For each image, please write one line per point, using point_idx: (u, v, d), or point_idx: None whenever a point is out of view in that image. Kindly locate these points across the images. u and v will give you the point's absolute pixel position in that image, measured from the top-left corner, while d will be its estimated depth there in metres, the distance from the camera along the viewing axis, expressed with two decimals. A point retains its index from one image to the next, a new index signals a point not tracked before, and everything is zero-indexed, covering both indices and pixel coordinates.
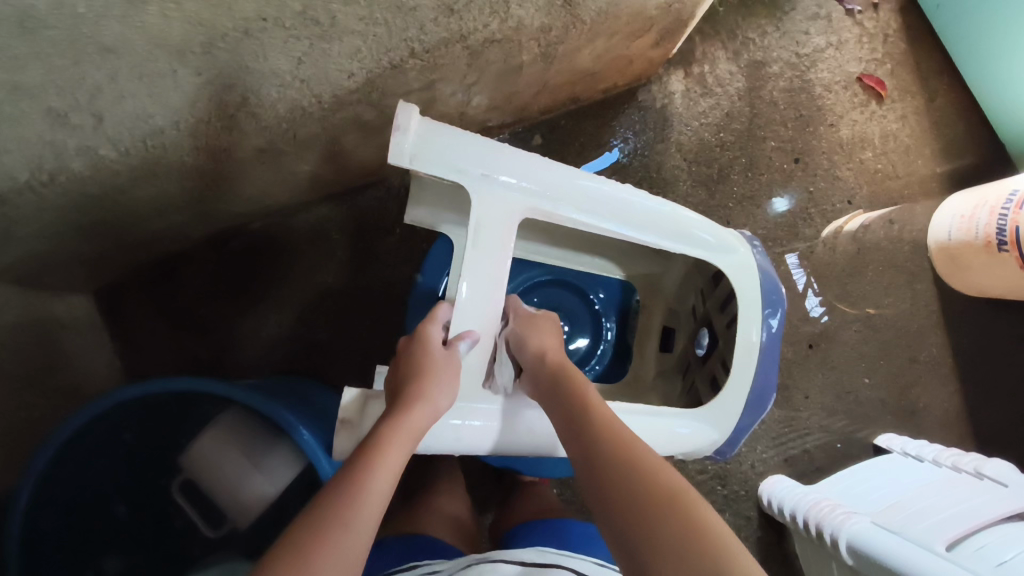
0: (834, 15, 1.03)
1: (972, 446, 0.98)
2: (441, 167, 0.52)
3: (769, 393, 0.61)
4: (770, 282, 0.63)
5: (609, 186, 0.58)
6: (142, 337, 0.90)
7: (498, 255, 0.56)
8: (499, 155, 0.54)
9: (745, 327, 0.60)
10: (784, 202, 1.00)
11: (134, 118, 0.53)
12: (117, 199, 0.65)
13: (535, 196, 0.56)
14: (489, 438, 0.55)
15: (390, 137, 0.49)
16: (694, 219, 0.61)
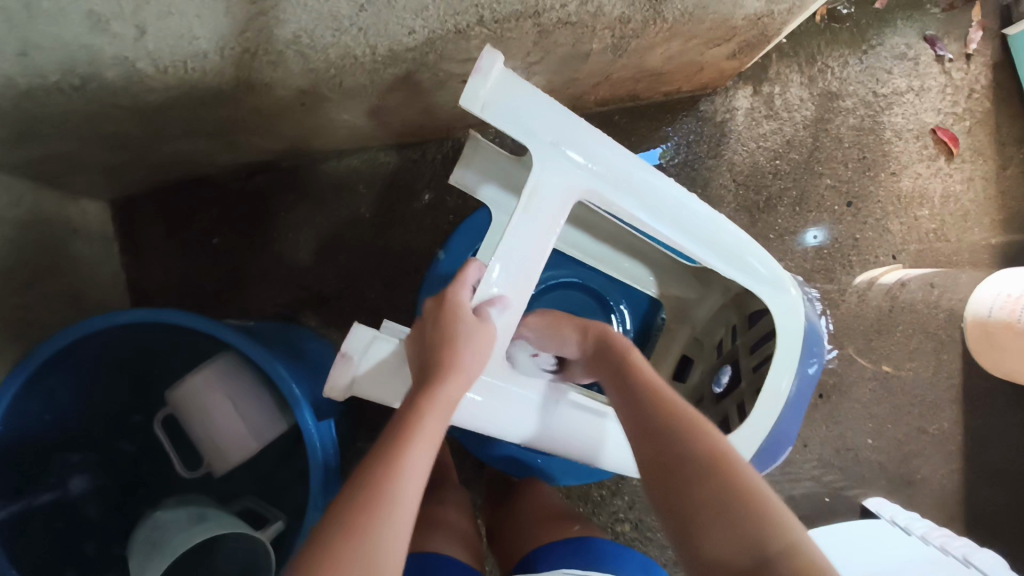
0: (922, 59, 0.97)
1: (962, 528, 0.96)
2: (511, 124, 0.49)
3: (783, 447, 0.59)
4: (813, 336, 0.60)
5: (677, 189, 0.55)
6: (150, 254, 0.89)
7: (543, 233, 0.52)
8: (573, 127, 0.51)
9: (776, 374, 0.57)
10: (816, 234, 0.95)
11: (177, 37, 0.49)
12: (147, 114, 0.62)
13: (597, 182, 0.52)
14: (522, 422, 0.55)
15: (467, 78, 0.47)
16: (750, 247, 0.58)
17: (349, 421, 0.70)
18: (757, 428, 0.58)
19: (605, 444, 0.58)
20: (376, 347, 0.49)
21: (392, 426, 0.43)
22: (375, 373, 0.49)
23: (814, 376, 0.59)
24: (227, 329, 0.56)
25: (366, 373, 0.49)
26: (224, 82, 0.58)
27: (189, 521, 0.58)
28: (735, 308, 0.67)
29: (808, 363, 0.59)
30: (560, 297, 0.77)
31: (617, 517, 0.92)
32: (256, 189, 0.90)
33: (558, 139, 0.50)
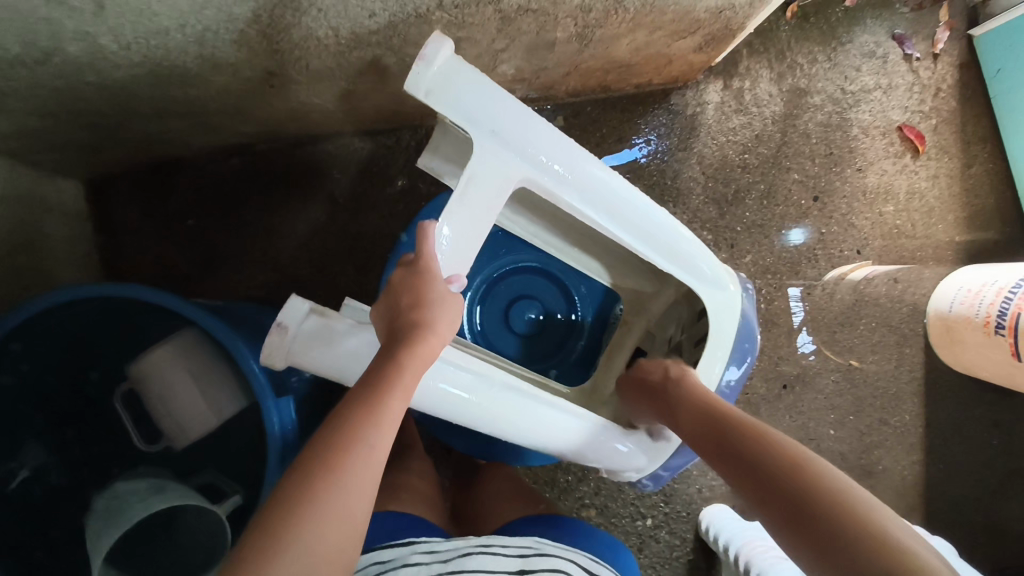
0: (890, 57, 0.99)
1: (920, 519, 0.98)
2: (454, 110, 0.50)
3: None
4: (747, 331, 0.65)
5: (622, 185, 0.56)
6: (124, 234, 0.89)
7: (483, 218, 0.54)
8: (520, 119, 0.52)
9: (709, 366, 0.62)
10: (799, 234, 0.97)
11: (137, 14, 0.50)
12: (115, 93, 0.63)
13: (540, 172, 0.53)
14: (468, 411, 0.55)
15: (412, 64, 0.48)
16: (693, 245, 0.60)
17: (312, 398, 0.72)
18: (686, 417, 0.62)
19: (549, 434, 0.59)
20: (310, 321, 0.50)
21: (371, 376, 0.45)
22: (307, 344, 0.50)
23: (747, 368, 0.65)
24: (187, 303, 0.57)
25: (301, 346, 0.50)
26: (190, 60, 0.59)
27: (147, 491, 0.59)
28: (687, 304, 0.68)
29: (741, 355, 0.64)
30: (523, 279, 0.79)
31: (583, 502, 0.94)
32: (232, 172, 0.91)
33: (502, 128, 0.51)
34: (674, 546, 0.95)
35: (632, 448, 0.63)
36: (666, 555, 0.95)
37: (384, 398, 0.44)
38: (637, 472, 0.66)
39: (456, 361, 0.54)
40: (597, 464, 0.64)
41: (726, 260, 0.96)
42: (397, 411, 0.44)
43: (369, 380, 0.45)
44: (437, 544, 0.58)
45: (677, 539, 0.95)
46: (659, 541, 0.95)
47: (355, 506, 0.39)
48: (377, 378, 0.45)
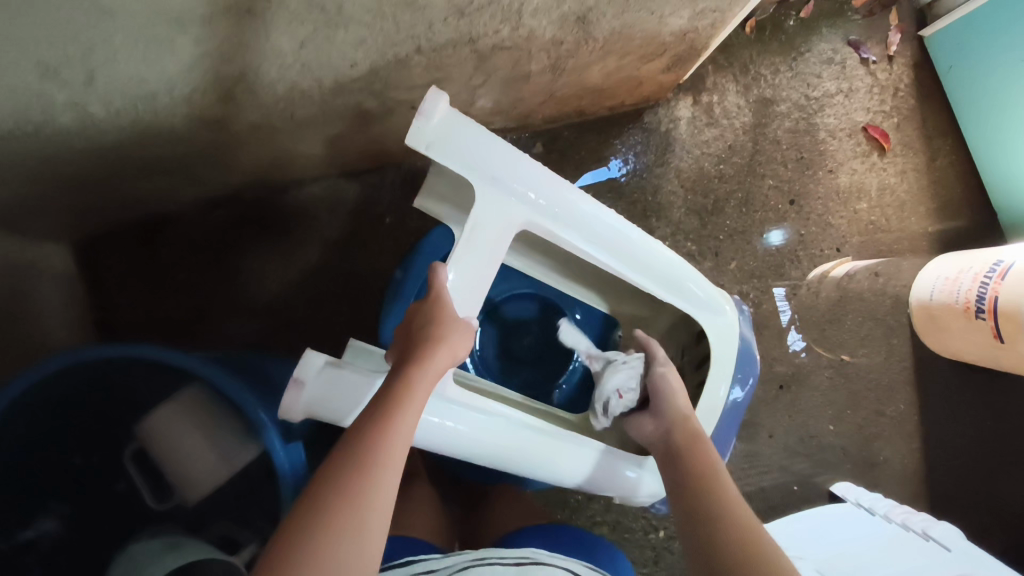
0: (848, 62, 1.03)
1: (925, 506, 1.00)
2: (455, 159, 0.52)
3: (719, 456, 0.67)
4: (750, 358, 0.68)
5: (617, 222, 0.58)
6: (116, 292, 0.90)
7: (487, 263, 0.55)
8: (517, 164, 0.54)
9: (714, 388, 0.64)
10: (779, 236, 1.00)
11: (127, 81, 0.50)
12: (105, 155, 0.64)
13: (540, 213, 0.56)
14: (474, 445, 0.56)
15: (413, 118, 0.50)
16: (688, 272, 0.63)
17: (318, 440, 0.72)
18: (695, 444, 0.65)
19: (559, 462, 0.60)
20: (325, 373, 0.51)
21: (387, 388, 0.47)
22: (323, 396, 0.51)
23: (750, 393, 0.67)
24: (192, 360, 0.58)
25: (319, 398, 0.51)
26: (178, 119, 0.60)
27: (164, 547, 0.59)
28: (685, 326, 0.70)
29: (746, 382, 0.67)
30: (519, 308, 0.80)
31: (594, 520, 0.94)
32: (220, 223, 0.92)
33: (501, 174, 0.53)
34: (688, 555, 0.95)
35: (639, 473, 0.64)
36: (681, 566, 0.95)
37: (409, 411, 0.46)
38: (653, 497, 0.66)
39: (470, 402, 0.55)
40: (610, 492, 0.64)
41: (711, 269, 0.99)
42: (412, 420, 0.46)
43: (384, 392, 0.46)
44: (435, 562, 0.58)
45: None
46: (673, 552, 0.95)
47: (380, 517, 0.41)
48: (392, 388, 0.46)
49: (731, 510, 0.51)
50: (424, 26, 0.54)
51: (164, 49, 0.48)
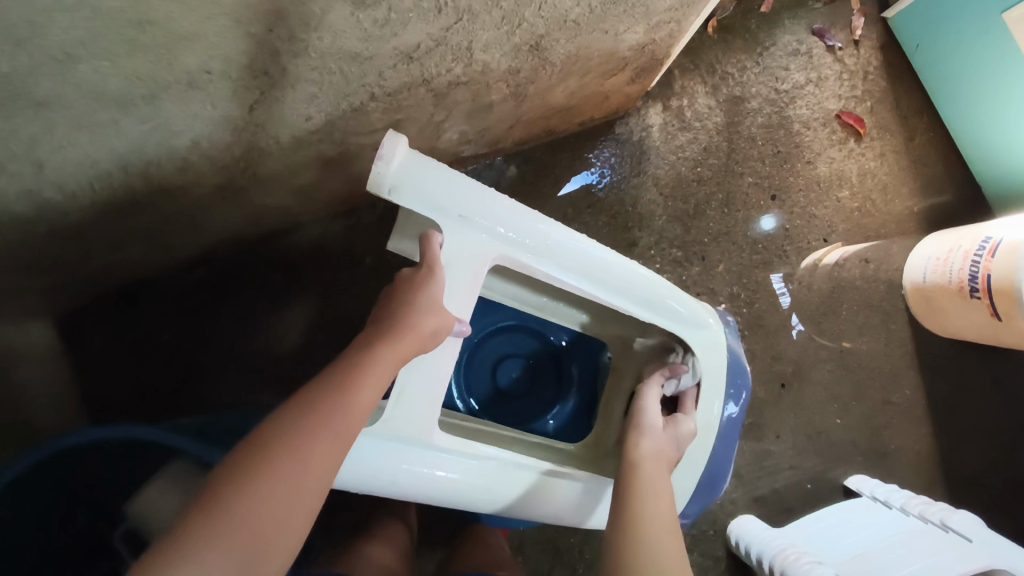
0: (814, 51, 1.03)
1: (941, 490, 0.98)
2: (420, 201, 0.50)
3: (722, 475, 0.67)
4: (737, 368, 0.68)
5: (594, 249, 0.58)
6: (100, 364, 0.88)
7: (465, 301, 0.54)
8: (486, 202, 0.52)
9: (708, 406, 0.64)
10: (772, 221, 1.00)
11: (77, 164, 0.49)
12: (69, 234, 0.63)
13: (514, 247, 0.55)
14: (460, 492, 0.55)
15: (373, 164, 0.48)
16: (670, 290, 0.62)
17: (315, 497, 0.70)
18: (695, 465, 0.64)
19: (548, 500, 0.59)
20: None
21: (349, 356, 0.48)
22: None
23: (743, 404, 0.68)
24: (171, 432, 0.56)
25: None
26: (137, 192, 0.59)
27: None
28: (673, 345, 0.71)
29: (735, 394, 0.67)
30: (507, 341, 0.79)
31: None
32: (200, 282, 0.90)
33: (471, 212, 0.52)
34: (708, 567, 0.93)
35: None
36: None
37: (367, 381, 0.47)
38: None
39: (460, 450, 0.55)
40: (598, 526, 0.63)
41: (700, 273, 0.97)
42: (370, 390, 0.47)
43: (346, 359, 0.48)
44: None
45: (711, 559, 0.93)
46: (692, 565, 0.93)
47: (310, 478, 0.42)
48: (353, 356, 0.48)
49: (655, 542, 0.48)
50: (373, 74, 0.53)
51: (109, 130, 0.47)
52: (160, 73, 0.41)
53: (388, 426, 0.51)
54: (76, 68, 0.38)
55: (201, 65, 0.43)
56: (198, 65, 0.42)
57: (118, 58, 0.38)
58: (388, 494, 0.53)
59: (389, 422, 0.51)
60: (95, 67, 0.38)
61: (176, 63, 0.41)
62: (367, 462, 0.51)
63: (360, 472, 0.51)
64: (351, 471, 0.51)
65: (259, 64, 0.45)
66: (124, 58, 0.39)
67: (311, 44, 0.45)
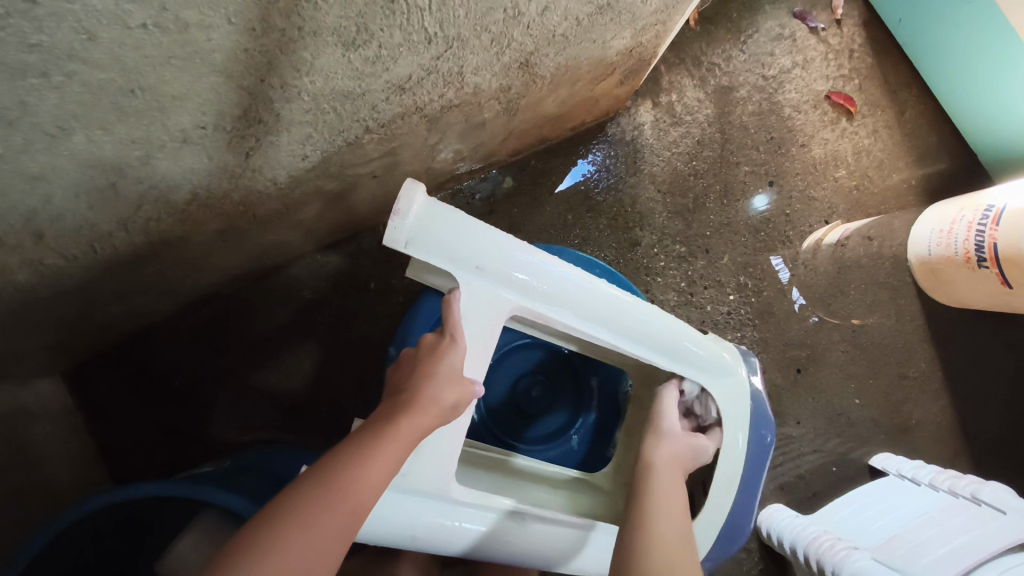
0: (798, 34, 1.02)
1: (965, 459, 0.98)
2: (436, 253, 0.50)
3: (746, 523, 0.64)
4: (762, 414, 0.65)
5: (613, 296, 0.57)
6: (114, 415, 0.87)
7: (479, 351, 0.55)
8: (501, 252, 0.52)
9: (731, 438, 0.64)
10: (764, 200, 0.99)
11: (77, 230, 0.49)
12: (75, 297, 0.63)
13: (529, 298, 0.55)
14: (478, 543, 0.55)
15: (389, 218, 0.48)
16: (688, 332, 0.61)
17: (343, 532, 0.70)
18: (717, 510, 0.63)
19: (565, 546, 0.59)
20: None
21: (379, 417, 0.50)
22: None
23: (766, 450, 0.65)
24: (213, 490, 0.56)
25: None
26: (138, 247, 0.59)
27: None
28: None
29: (758, 439, 0.65)
30: (526, 360, 0.79)
31: None
32: (206, 322, 0.89)
33: (486, 264, 0.52)
34: (742, 560, 0.93)
35: None
36: (737, 572, 0.93)
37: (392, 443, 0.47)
38: None
39: (479, 502, 0.56)
40: None
41: (705, 267, 0.97)
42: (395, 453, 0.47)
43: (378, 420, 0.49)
44: None
45: (743, 552, 0.93)
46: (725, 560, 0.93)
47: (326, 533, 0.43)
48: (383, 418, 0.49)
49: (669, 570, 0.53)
50: (366, 109, 0.52)
51: (107, 194, 0.46)
52: (152, 133, 0.41)
53: (408, 480, 0.52)
54: (69, 139, 0.37)
55: (194, 121, 0.42)
56: (191, 122, 0.42)
57: (110, 124, 0.38)
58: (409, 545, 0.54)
59: (407, 477, 0.52)
60: (88, 136, 0.38)
61: (168, 122, 0.41)
62: (388, 516, 0.52)
63: (380, 525, 0.52)
64: (372, 524, 0.52)
65: (252, 114, 0.44)
66: (116, 125, 0.38)
67: (303, 89, 0.44)
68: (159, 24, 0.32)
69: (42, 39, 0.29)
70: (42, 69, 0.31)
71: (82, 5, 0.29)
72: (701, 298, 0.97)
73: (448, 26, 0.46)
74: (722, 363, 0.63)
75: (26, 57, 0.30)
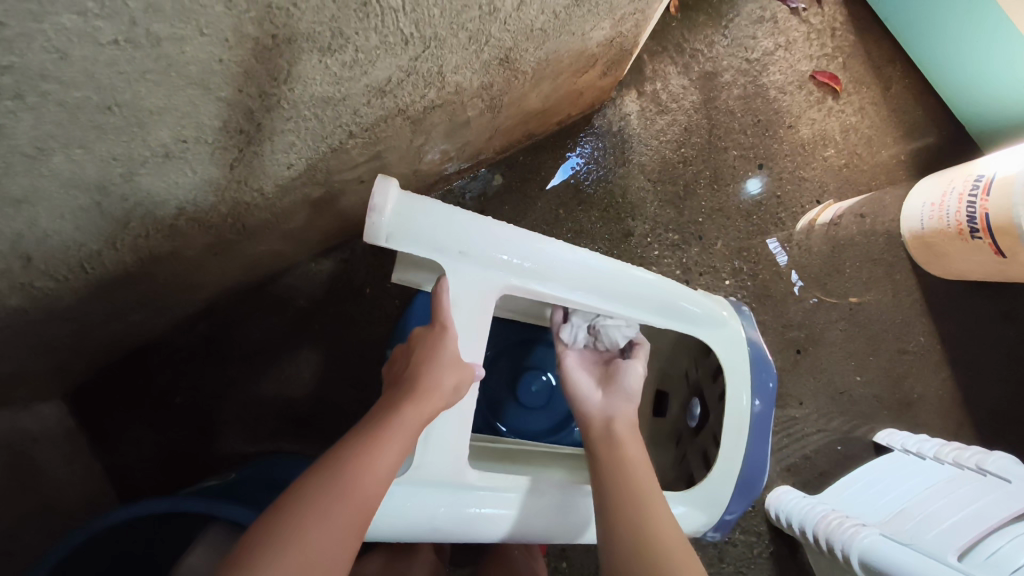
0: (779, 16, 1.02)
1: (968, 430, 0.99)
2: (418, 242, 0.50)
3: (761, 471, 0.63)
4: (761, 360, 0.65)
5: (598, 264, 0.56)
6: (118, 435, 0.86)
7: (478, 333, 0.55)
8: (481, 233, 0.52)
9: (736, 395, 0.63)
10: (757, 183, 0.99)
11: (66, 251, 0.49)
12: (68, 319, 0.62)
13: (518, 275, 0.54)
14: (501, 525, 0.55)
15: (367, 217, 0.48)
16: (680, 292, 0.61)
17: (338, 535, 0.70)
18: (730, 464, 0.62)
19: (591, 520, 0.59)
20: None
21: (381, 411, 0.50)
22: None
23: (771, 397, 0.65)
24: (230, 506, 0.58)
25: None
26: (130, 265, 0.58)
27: None
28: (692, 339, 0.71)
29: (762, 386, 0.65)
30: (523, 354, 0.80)
31: None
32: (204, 337, 0.89)
33: (471, 247, 0.52)
34: (752, 543, 0.93)
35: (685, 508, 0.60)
36: (749, 555, 0.93)
37: (396, 434, 0.48)
38: (703, 525, 0.61)
39: (493, 484, 0.55)
40: None
41: (700, 253, 0.97)
42: (400, 444, 0.48)
43: (380, 415, 0.50)
44: None
45: (753, 535, 0.93)
46: (736, 544, 0.93)
47: (341, 524, 0.43)
48: (385, 413, 0.50)
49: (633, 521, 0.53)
50: (349, 114, 0.52)
51: (93, 213, 0.46)
52: (134, 150, 0.41)
53: (421, 470, 0.52)
54: (49, 160, 0.37)
55: (175, 135, 0.42)
56: (173, 136, 0.42)
57: (90, 142, 0.38)
58: (431, 536, 0.54)
59: (420, 470, 0.52)
60: (69, 156, 0.38)
61: (149, 137, 0.41)
62: (406, 508, 0.52)
63: (398, 520, 0.52)
64: (391, 520, 0.52)
65: (233, 124, 0.44)
66: (96, 142, 0.38)
67: (283, 96, 0.44)
68: (131, 39, 0.32)
69: (13, 61, 0.29)
70: (16, 91, 0.31)
71: (50, 24, 0.28)
72: (697, 284, 0.97)
73: (424, 26, 0.46)
74: (718, 318, 0.63)
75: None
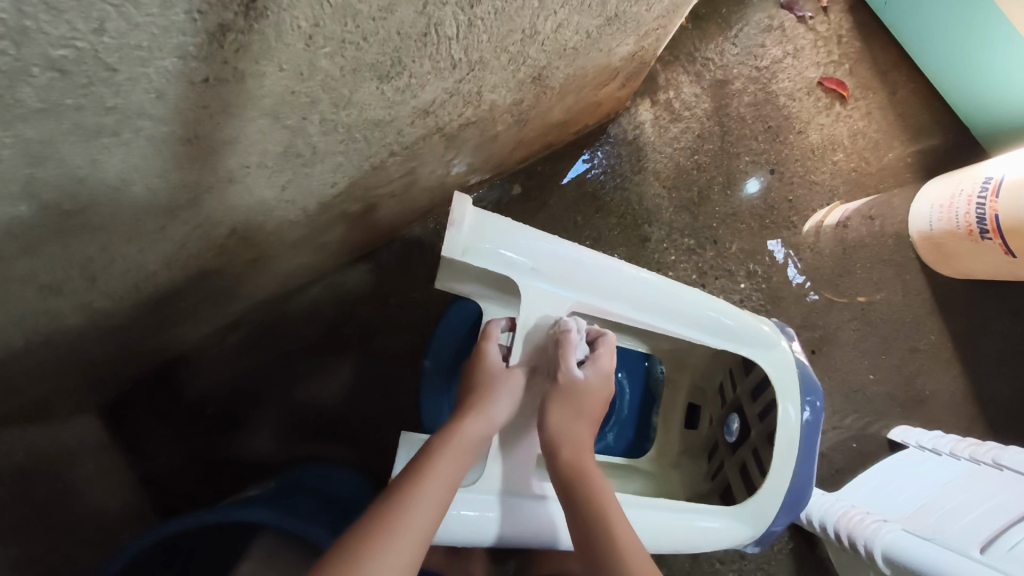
0: (787, 24, 1.05)
1: (978, 425, 1.01)
2: (491, 257, 0.55)
3: (807, 491, 0.64)
4: (810, 382, 0.66)
5: (652, 283, 0.61)
6: (148, 447, 0.87)
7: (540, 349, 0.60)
8: (547, 251, 0.57)
9: (782, 412, 0.64)
10: (757, 184, 1.02)
11: (128, 272, 0.50)
12: (115, 337, 0.64)
13: (579, 291, 0.59)
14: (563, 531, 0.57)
15: (446, 230, 0.53)
16: (730, 311, 0.64)
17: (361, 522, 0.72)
18: (778, 483, 0.63)
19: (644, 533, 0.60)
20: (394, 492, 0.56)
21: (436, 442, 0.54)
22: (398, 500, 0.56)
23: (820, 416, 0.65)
24: (251, 510, 0.59)
25: None
26: (179, 282, 0.60)
27: None
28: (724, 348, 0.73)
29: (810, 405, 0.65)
30: None
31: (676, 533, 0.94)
32: (234, 349, 0.90)
33: (538, 263, 0.57)
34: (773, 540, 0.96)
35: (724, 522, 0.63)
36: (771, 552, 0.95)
37: (452, 459, 0.52)
38: (748, 533, 0.64)
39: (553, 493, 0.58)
40: (703, 548, 0.63)
41: (715, 257, 0.99)
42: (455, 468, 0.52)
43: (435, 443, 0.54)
44: None
45: None
46: None
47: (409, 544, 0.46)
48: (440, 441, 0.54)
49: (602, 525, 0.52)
50: (393, 134, 0.54)
51: (157, 236, 0.48)
52: (205, 178, 0.43)
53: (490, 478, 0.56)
54: (130, 188, 0.39)
55: (241, 162, 0.44)
56: (238, 163, 0.44)
57: (167, 172, 0.40)
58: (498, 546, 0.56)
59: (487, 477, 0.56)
60: (147, 184, 0.39)
61: (219, 167, 0.43)
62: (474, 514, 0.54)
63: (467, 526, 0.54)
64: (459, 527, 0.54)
65: (293, 148, 0.46)
66: (171, 173, 0.40)
67: (340, 121, 0.46)
68: (220, 77, 0.34)
69: (117, 102, 0.31)
70: (114, 128, 0.33)
71: (154, 68, 0.30)
72: (712, 288, 0.99)
73: (472, 51, 0.48)
74: (769, 337, 0.66)
75: (102, 119, 0.31)
